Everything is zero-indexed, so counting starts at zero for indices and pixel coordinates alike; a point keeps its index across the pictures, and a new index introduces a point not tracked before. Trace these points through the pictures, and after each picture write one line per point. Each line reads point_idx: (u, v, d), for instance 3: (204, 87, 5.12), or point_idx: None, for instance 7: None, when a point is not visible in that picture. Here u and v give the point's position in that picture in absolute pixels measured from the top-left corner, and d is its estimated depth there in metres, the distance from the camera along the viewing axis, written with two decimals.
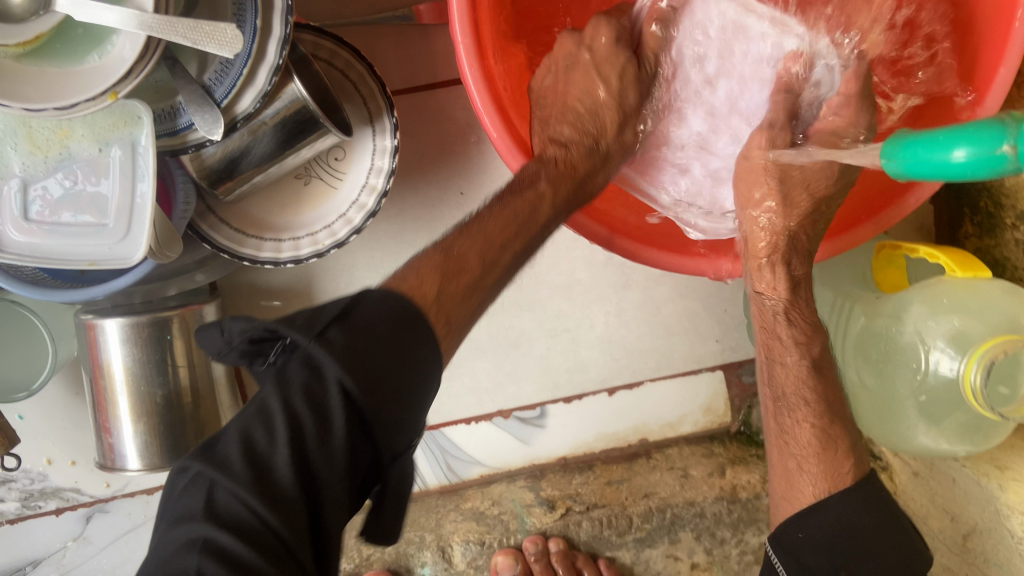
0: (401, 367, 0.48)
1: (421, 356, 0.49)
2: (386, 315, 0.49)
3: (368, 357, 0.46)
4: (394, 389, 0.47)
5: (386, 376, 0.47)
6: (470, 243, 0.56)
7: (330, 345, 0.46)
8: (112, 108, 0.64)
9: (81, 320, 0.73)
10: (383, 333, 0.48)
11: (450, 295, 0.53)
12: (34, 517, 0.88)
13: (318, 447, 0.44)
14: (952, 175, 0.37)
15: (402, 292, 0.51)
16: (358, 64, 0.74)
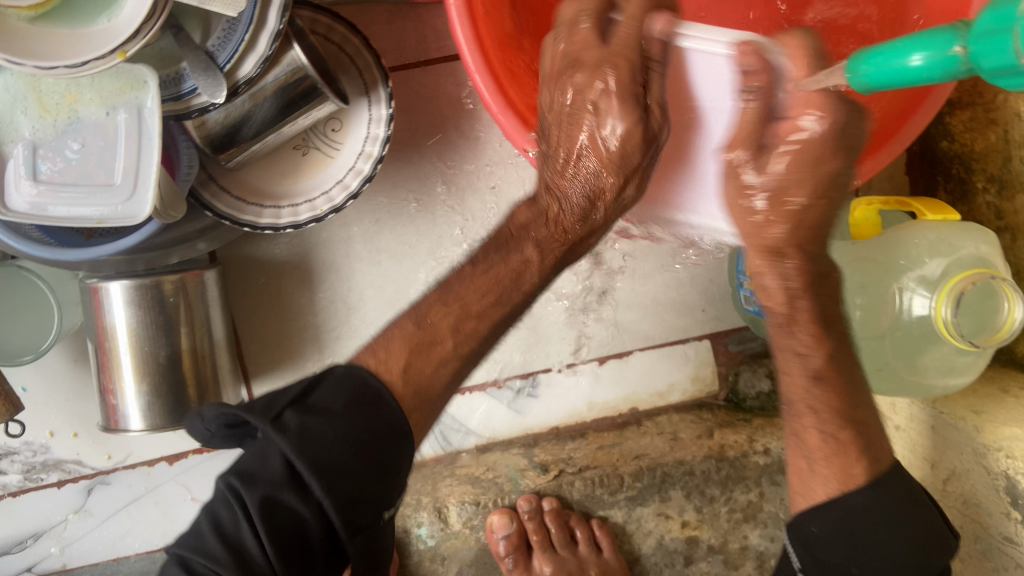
0: (359, 447, 0.53)
1: (378, 438, 0.55)
2: (340, 400, 0.55)
3: (321, 436, 0.52)
4: (349, 469, 0.52)
5: (340, 451, 0.52)
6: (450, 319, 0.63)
7: (283, 427, 0.52)
8: (119, 73, 0.67)
9: (86, 285, 0.76)
10: (338, 416, 0.53)
11: (418, 370, 0.60)
12: (36, 490, 0.89)
13: (280, 528, 0.49)
14: (908, 81, 0.41)
15: (367, 372, 0.58)
16: (354, 38, 0.77)
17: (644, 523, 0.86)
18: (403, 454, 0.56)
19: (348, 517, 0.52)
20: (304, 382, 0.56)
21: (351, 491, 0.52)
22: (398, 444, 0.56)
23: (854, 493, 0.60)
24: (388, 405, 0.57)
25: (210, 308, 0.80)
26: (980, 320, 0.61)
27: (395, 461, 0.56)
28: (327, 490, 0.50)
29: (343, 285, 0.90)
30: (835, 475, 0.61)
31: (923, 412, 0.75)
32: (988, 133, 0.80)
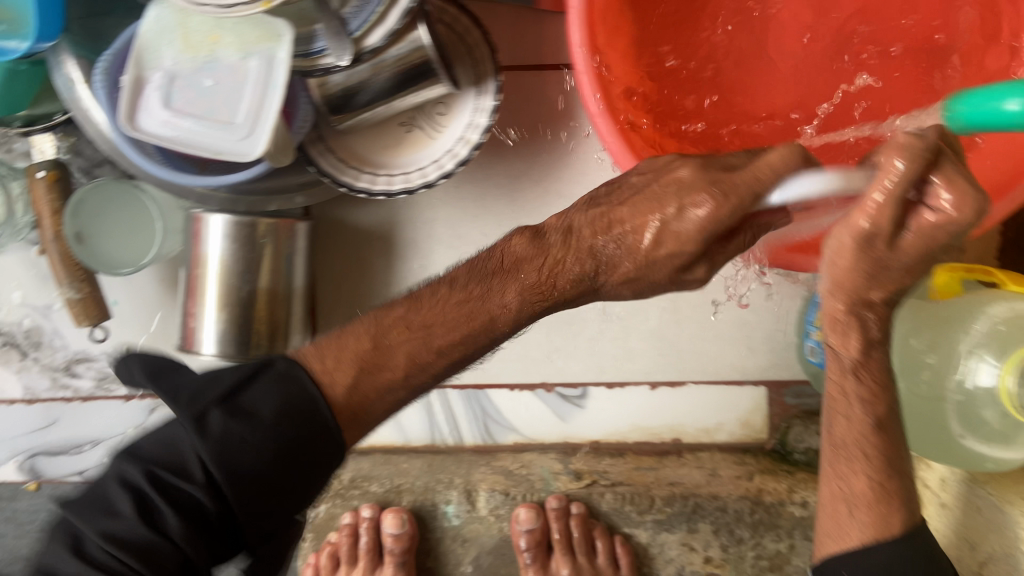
0: (283, 416, 0.58)
1: (251, 445, 0.56)
2: (266, 406, 0.58)
3: (235, 446, 0.56)
4: (239, 461, 0.56)
5: (241, 456, 0.56)
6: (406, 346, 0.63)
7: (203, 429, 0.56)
8: (259, 23, 0.73)
9: (190, 214, 0.82)
10: (264, 422, 0.57)
11: (365, 391, 0.62)
12: (103, 399, 0.94)
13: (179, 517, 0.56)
14: (1002, 124, 0.42)
15: (306, 376, 0.61)
16: (476, 31, 0.82)
17: (668, 550, 0.88)
18: (286, 455, 0.57)
19: (181, 484, 0.56)
20: (249, 376, 0.60)
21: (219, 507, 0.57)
22: (276, 454, 0.57)
23: (886, 544, 0.64)
24: (290, 401, 0.59)
25: (295, 256, 0.84)
26: None
27: (279, 466, 0.57)
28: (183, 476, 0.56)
29: (419, 264, 0.93)
30: (872, 522, 0.65)
31: (970, 490, 0.74)
32: None
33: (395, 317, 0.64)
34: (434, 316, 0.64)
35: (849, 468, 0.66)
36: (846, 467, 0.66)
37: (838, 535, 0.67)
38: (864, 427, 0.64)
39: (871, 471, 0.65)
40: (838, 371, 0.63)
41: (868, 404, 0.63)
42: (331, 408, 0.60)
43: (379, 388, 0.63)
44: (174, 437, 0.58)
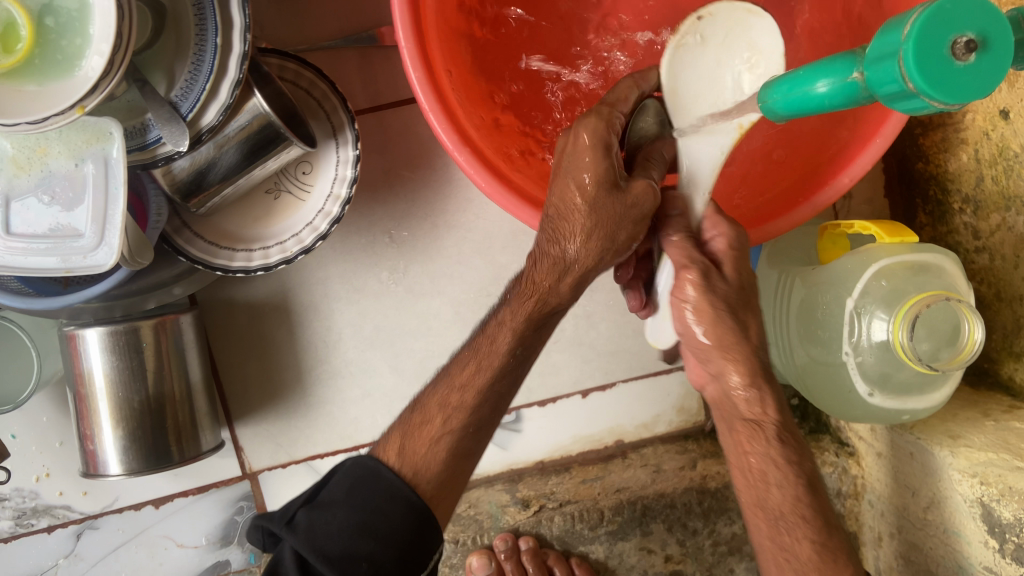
0: (367, 531, 0.58)
1: (389, 519, 0.59)
2: (356, 496, 0.60)
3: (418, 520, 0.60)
4: (361, 552, 0.57)
5: (360, 522, 0.58)
6: (441, 415, 0.64)
7: (398, 489, 0.60)
8: (85, 126, 0.69)
9: (64, 332, 0.78)
10: (340, 506, 0.59)
11: (414, 451, 0.63)
12: (27, 535, 0.89)
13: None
14: (814, 106, 0.42)
15: (389, 471, 0.61)
16: (322, 83, 0.79)
17: (627, 558, 0.91)
18: (425, 522, 0.61)
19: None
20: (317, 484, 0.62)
21: (371, 570, 0.57)
22: (415, 521, 0.60)
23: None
24: (398, 487, 0.60)
25: (187, 352, 0.81)
26: (941, 335, 0.60)
27: (420, 533, 0.60)
28: (338, 574, 0.56)
29: (323, 325, 0.90)
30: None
31: (904, 438, 0.75)
32: (959, 153, 0.78)
33: (451, 393, 0.64)
34: (476, 369, 0.64)
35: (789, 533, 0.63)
36: (790, 536, 0.63)
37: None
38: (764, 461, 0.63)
39: (813, 533, 0.63)
40: (757, 448, 0.63)
41: (782, 472, 0.63)
42: (395, 471, 0.62)
43: (456, 460, 0.63)
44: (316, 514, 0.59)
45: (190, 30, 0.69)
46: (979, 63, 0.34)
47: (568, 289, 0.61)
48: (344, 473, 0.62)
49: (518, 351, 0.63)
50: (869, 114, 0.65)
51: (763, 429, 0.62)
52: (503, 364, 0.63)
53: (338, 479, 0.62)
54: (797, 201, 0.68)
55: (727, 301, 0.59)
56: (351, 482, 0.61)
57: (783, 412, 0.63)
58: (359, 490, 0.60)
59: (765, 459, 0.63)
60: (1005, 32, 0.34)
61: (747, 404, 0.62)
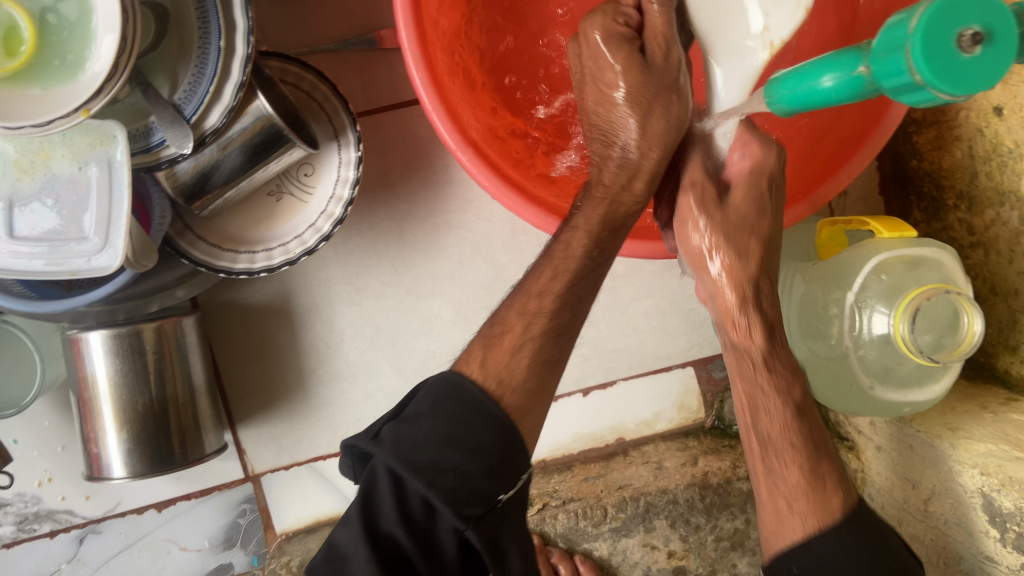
0: (455, 444, 0.53)
1: (474, 433, 0.54)
2: (438, 408, 0.55)
3: (501, 438, 0.55)
4: (449, 465, 0.53)
5: (440, 440, 0.53)
6: (521, 321, 0.59)
7: (470, 407, 0.55)
8: (89, 129, 0.69)
9: (67, 336, 0.78)
10: (427, 417, 0.55)
11: (496, 361, 0.58)
12: (29, 541, 0.89)
13: (407, 518, 0.52)
14: (820, 101, 0.43)
15: (470, 386, 0.56)
16: (323, 85, 0.79)
17: (630, 554, 0.92)
18: (512, 442, 0.55)
19: (460, 510, 0.52)
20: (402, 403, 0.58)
21: (456, 484, 0.52)
22: (502, 438, 0.55)
23: (824, 534, 0.60)
24: (481, 401, 0.55)
25: (190, 355, 0.81)
26: (941, 328, 0.61)
27: (510, 449, 0.55)
28: (428, 485, 0.52)
29: (325, 326, 0.90)
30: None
31: (902, 431, 0.76)
32: (953, 150, 0.79)
33: (530, 299, 0.60)
34: (552, 275, 0.60)
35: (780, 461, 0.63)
36: (778, 461, 0.63)
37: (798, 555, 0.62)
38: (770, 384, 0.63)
39: (802, 459, 0.63)
40: (749, 373, 0.63)
41: (776, 395, 0.63)
42: (478, 385, 0.56)
43: (540, 368, 0.58)
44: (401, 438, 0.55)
45: (193, 34, 0.69)
46: (985, 55, 0.35)
47: (641, 189, 0.61)
48: (428, 389, 0.58)
49: (596, 253, 0.61)
50: (866, 111, 0.66)
51: (751, 355, 0.62)
52: (582, 268, 0.61)
53: (428, 391, 0.58)
54: (797, 198, 0.69)
55: (731, 231, 0.60)
56: (429, 401, 0.56)
57: (774, 336, 0.62)
58: (438, 405, 0.55)
59: (770, 382, 0.63)
60: (1009, 24, 0.35)
61: (735, 328, 0.62)
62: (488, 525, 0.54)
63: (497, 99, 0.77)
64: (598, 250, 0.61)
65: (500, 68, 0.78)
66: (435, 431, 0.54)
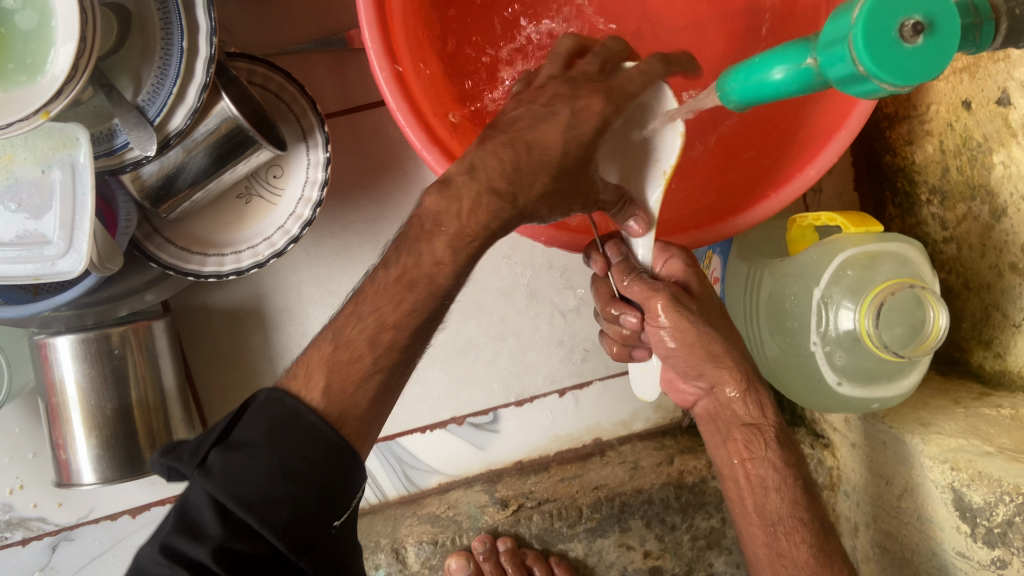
0: (288, 475, 0.52)
1: (311, 462, 0.52)
2: (265, 436, 0.53)
3: (339, 465, 0.54)
4: (283, 498, 0.51)
5: (273, 467, 0.51)
6: (355, 334, 0.56)
7: (309, 433, 0.53)
8: (51, 132, 0.69)
9: (34, 341, 0.77)
10: (260, 447, 0.52)
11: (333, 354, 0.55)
12: (1, 549, 0.88)
13: (231, 550, 0.50)
14: (771, 93, 0.43)
15: (304, 405, 0.54)
16: (291, 86, 0.79)
17: (607, 555, 0.91)
18: (349, 467, 0.54)
19: (293, 542, 0.52)
20: (231, 416, 0.55)
21: (290, 517, 0.51)
22: (339, 463, 0.54)
23: None
24: (320, 427, 0.53)
25: (161, 359, 0.81)
26: (907, 322, 0.61)
27: (346, 477, 0.54)
28: (260, 523, 0.50)
29: (298, 329, 0.90)
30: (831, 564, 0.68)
31: (875, 427, 0.76)
32: (925, 145, 0.79)
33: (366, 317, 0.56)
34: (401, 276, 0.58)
35: (789, 539, 0.68)
36: (788, 540, 0.68)
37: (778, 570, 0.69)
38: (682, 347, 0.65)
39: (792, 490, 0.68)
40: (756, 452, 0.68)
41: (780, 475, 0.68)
42: (318, 414, 0.54)
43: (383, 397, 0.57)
44: (226, 460, 0.52)
45: (156, 35, 0.69)
46: (925, 46, 0.34)
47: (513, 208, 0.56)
48: (261, 403, 0.54)
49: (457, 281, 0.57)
50: (833, 105, 0.66)
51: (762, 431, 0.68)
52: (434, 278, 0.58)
53: (257, 406, 0.54)
54: (766, 194, 0.68)
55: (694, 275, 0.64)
56: (262, 423, 0.53)
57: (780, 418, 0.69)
58: (271, 428, 0.53)
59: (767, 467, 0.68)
60: (950, 15, 0.34)
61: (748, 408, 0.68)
62: (320, 552, 0.54)
63: (465, 99, 0.76)
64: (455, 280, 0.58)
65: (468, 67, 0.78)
66: (266, 460, 0.52)
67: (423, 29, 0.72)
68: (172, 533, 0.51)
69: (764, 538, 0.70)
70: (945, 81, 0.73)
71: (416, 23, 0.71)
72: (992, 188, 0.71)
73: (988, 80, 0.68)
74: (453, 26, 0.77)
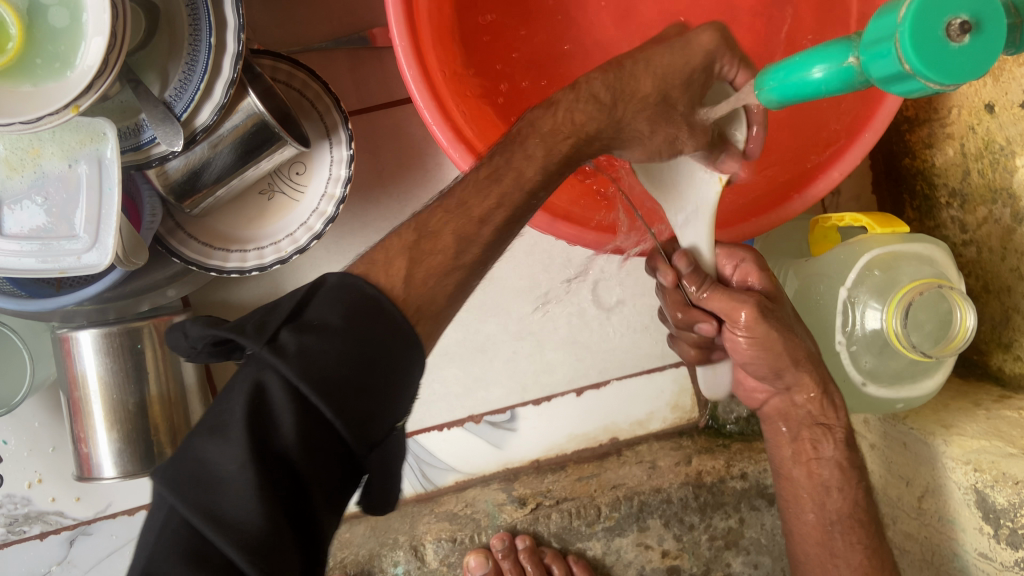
0: (368, 363, 0.47)
1: (389, 355, 0.49)
2: (344, 320, 0.48)
3: (408, 360, 0.50)
4: (362, 388, 0.47)
5: (359, 351, 0.47)
6: (443, 240, 0.56)
7: (386, 321, 0.50)
8: (78, 126, 0.69)
9: (57, 335, 0.77)
10: (339, 332, 0.47)
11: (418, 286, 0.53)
12: (19, 543, 0.88)
13: (309, 438, 0.45)
14: (810, 92, 0.43)
15: (378, 293, 0.51)
16: (314, 83, 0.79)
17: (624, 554, 0.92)
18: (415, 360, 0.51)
19: (364, 436, 0.47)
20: (298, 297, 0.50)
21: (368, 409, 0.47)
22: (410, 360, 0.50)
23: None
24: (399, 323, 0.50)
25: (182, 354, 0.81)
26: (932, 320, 0.61)
27: (413, 377, 0.51)
28: (336, 412, 0.45)
29: None
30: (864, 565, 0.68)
31: (896, 429, 0.76)
32: (946, 148, 0.79)
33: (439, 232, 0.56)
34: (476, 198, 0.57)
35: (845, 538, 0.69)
36: (843, 539, 0.69)
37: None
38: (760, 351, 0.66)
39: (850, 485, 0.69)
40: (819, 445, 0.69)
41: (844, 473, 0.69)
42: (393, 305, 0.51)
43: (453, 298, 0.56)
44: (304, 339, 0.46)
45: (184, 30, 0.69)
46: (973, 44, 0.34)
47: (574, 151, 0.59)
48: (334, 288, 0.50)
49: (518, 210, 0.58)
50: (859, 107, 0.66)
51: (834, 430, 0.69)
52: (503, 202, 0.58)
53: (328, 290, 0.50)
54: (789, 195, 0.68)
55: None
56: (342, 305, 0.49)
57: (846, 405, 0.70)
58: (344, 313, 0.49)
59: (833, 467, 0.70)
60: (997, 14, 0.34)
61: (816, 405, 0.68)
62: (382, 450, 0.50)
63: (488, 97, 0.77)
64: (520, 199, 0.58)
65: (490, 67, 0.78)
66: (349, 343, 0.47)
67: (449, 27, 0.73)
68: (238, 414, 0.45)
69: (818, 537, 0.70)
70: (968, 84, 0.73)
71: (442, 21, 0.71)
72: (1014, 192, 0.71)
73: (1012, 83, 0.68)
74: (476, 26, 0.77)
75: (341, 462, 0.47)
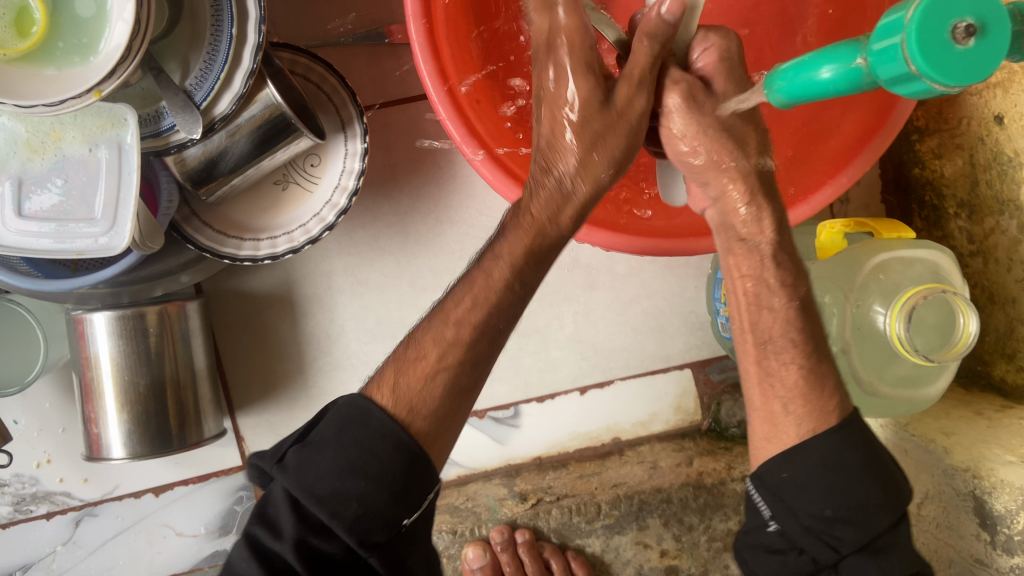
0: (359, 471, 0.53)
1: (382, 461, 0.53)
2: (340, 436, 0.54)
3: (409, 467, 0.54)
4: (353, 494, 0.52)
5: (349, 462, 0.53)
6: (436, 350, 0.59)
7: (381, 428, 0.54)
8: (100, 111, 0.70)
9: (71, 317, 0.79)
10: (331, 445, 0.54)
11: (407, 388, 0.57)
12: (25, 522, 0.89)
13: (309, 547, 0.51)
14: (819, 92, 0.44)
15: (375, 406, 0.56)
16: (332, 77, 0.80)
17: (624, 552, 0.92)
18: (418, 466, 0.55)
19: (363, 539, 0.52)
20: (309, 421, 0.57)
21: (360, 513, 0.52)
22: (407, 462, 0.54)
23: (822, 437, 0.61)
24: (390, 427, 0.54)
25: (192, 339, 0.82)
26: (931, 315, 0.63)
27: (415, 475, 0.54)
28: (331, 517, 0.51)
29: (326, 317, 0.91)
30: (807, 415, 0.62)
31: (898, 436, 0.77)
32: (955, 158, 0.80)
33: (446, 327, 0.60)
34: (471, 304, 0.60)
35: None
36: None
37: (775, 438, 0.63)
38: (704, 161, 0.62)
39: None
40: None
41: None
42: (386, 412, 0.55)
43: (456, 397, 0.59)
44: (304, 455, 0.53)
45: (207, 21, 0.71)
46: (978, 47, 0.35)
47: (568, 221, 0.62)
48: (336, 406, 0.56)
49: (518, 285, 0.61)
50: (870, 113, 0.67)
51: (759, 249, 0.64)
52: (501, 299, 0.61)
53: (332, 410, 0.56)
54: (798, 199, 0.69)
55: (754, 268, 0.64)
56: (339, 423, 0.55)
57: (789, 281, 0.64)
58: (341, 429, 0.54)
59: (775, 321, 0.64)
60: (1003, 19, 0.35)
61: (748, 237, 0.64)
62: (388, 554, 0.54)
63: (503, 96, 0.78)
64: (520, 284, 0.62)
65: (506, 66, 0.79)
66: (342, 458, 0.53)
67: (466, 25, 0.74)
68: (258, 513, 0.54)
69: None
70: (978, 95, 0.74)
71: (460, 18, 0.73)
72: (1021, 203, 0.72)
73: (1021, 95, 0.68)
74: (493, 25, 0.78)
75: (345, 566, 0.52)
